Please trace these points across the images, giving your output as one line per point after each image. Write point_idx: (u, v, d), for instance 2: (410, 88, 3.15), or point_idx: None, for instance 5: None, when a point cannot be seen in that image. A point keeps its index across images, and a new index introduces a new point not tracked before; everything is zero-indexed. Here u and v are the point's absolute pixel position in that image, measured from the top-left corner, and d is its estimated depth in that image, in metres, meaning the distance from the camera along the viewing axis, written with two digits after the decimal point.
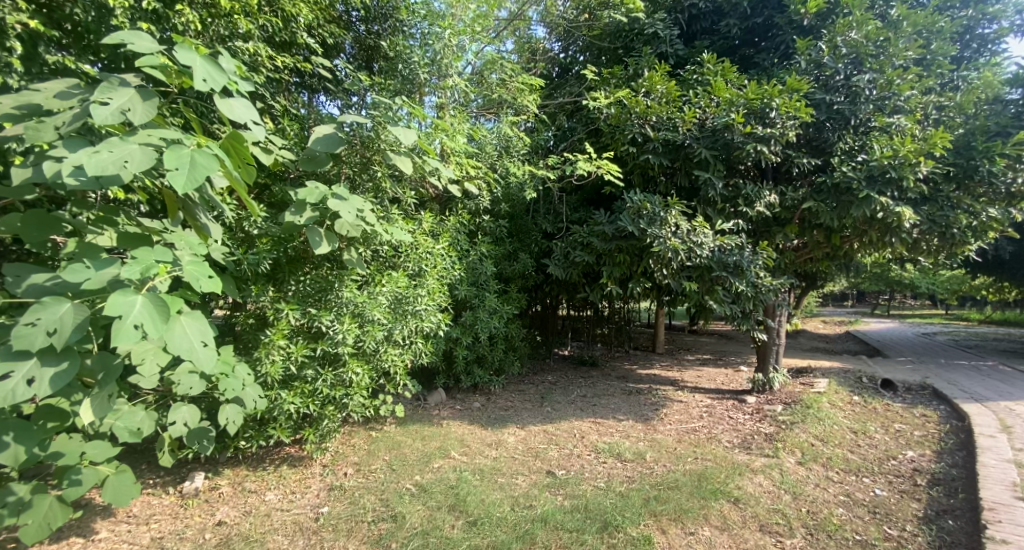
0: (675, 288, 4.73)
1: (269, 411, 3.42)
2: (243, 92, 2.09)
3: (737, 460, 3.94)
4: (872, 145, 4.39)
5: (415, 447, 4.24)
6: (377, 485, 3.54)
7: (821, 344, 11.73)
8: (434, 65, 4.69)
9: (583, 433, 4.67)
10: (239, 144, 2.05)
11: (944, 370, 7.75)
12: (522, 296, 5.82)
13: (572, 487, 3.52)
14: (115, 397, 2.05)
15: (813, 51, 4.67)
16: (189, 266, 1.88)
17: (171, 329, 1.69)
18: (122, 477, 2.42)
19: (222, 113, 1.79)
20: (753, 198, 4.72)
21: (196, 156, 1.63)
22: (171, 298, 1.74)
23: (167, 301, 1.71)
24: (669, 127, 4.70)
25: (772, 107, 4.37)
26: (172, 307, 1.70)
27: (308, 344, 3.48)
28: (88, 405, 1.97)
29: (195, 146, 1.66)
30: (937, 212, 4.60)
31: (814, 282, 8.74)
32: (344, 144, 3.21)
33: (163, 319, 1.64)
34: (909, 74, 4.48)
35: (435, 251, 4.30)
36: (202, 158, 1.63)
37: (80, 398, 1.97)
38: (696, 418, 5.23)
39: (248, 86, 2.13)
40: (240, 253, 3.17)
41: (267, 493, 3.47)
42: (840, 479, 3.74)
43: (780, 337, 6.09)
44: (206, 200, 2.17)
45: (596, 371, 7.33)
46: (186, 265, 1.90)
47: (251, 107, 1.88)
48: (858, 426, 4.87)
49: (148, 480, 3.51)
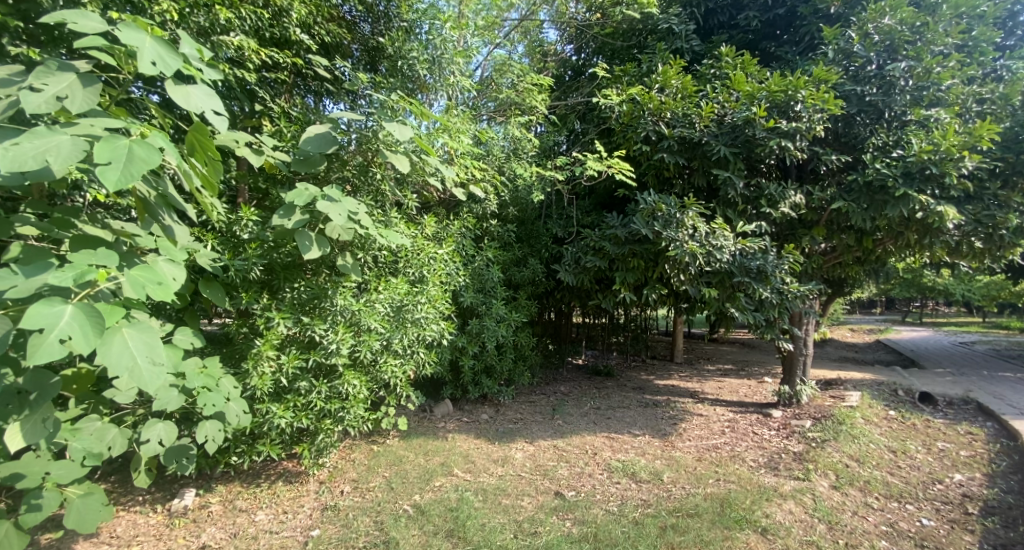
0: (693, 295, 4.46)
1: (259, 426, 3.23)
2: (211, 81, 1.90)
3: (764, 483, 3.62)
4: (910, 140, 4.07)
5: (416, 462, 4.02)
6: (374, 505, 3.33)
7: (851, 353, 11.25)
8: (434, 63, 4.38)
9: (596, 449, 4.40)
10: (202, 135, 1.86)
11: (987, 382, 7.26)
12: (533, 303, 5.57)
13: (582, 511, 3.25)
14: (52, 423, 1.92)
15: (842, 39, 4.38)
16: (134, 272, 1.72)
17: (108, 342, 1.57)
18: (90, 499, 2.22)
19: (177, 102, 1.60)
20: (777, 198, 4.41)
21: (135, 148, 1.44)
22: (110, 309, 1.61)
23: (105, 313, 1.59)
24: (686, 122, 4.43)
25: (798, 100, 4.09)
26: (109, 319, 1.58)
27: (301, 354, 3.27)
28: (14, 431, 1.83)
29: (135, 137, 1.48)
30: (981, 212, 4.25)
31: (843, 289, 8.31)
32: (338, 143, 3.05)
33: (96, 333, 1.52)
34: (949, 61, 4.15)
35: (438, 256, 4.09)
36: (141, 150, 1.45)
37: (9, 423, 1.82)
38: (718, 433, 4.92)
39: (217, 74, 1.94)
40: (227, 258, 2.99)
41: (258, 513, 3.27)
42: (880, 506, 3.42)
43: (807, 346, 5.75)
44: (168, 202, 1.99)
45: (611, 381, 7.04)
46: (131, 271, 1.73)
47: (214, 95, 1.69)
48: (897, 445, 4.51)
49: (136, 497, 3.33)
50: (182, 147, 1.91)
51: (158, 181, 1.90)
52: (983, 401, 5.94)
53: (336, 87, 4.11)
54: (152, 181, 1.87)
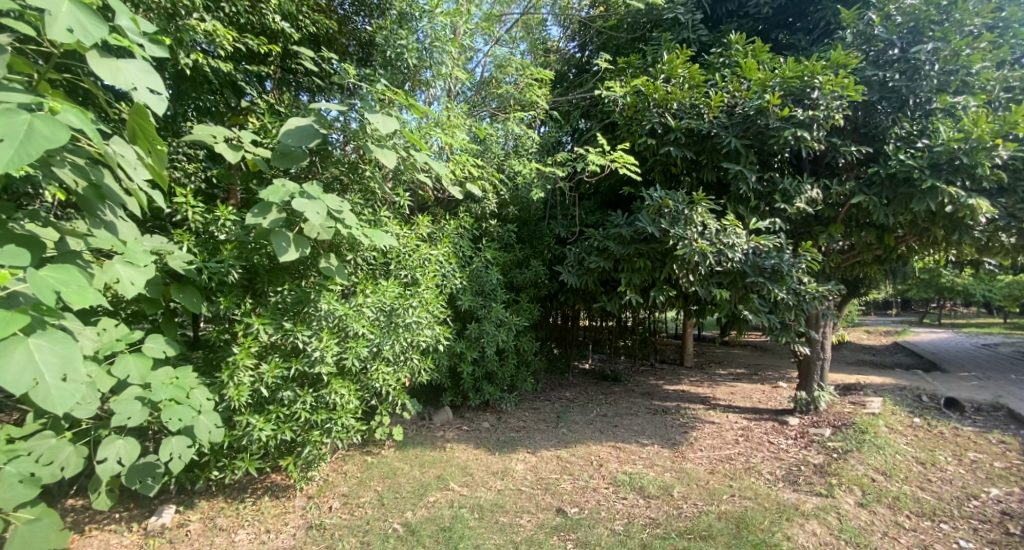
0: (704, 297, 4.21)
1: (237, 439, 2.98)
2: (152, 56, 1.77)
3: (784, 500, 3.35)
4: (936, 128, 3.83)
5: (412, 475, 3.79)
6: (362, 524, 3.10)
7: (868, 356, 10.89)
8: (427, 53, 4.14)
9: (602, 460, 4.14)
10: (145, 121, 1.68)
11: (1016, 386, 6.94)
12: (535, 306, 5.32)
13: (585, 531, 3.02)
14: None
15: (861, 22, 4.14)
16: (47, 273, 1.60)
17: (10, 353, 1.49)
18: (36, 525, 2.01)
19: (105, 77, 1.50)
20: (792, 193, 4.15)
21: (35, 125, 1.38)
22: (12, 317, 1.51)
23: (4, 320, 1.50)
24: (692, 113, 4.22)
25: (814, 86, 3.85)
26: (7, 327, 1.49)
27: (283, 363, 3.01)
28: None
29: (40, 113, 1.42)
30: (1014, 206, 3.98)
31: (860, 290, 8.02)
32: (320, 136, 2.85)
33: None
34: (980, 43, 3.90)
35: (432, 258, 3.88)
36: (43, 128, 1.39)
37: None
38: (732, 443, 4.64)
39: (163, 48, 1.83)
40: (200, 259, 2.74)
41: (239, 532, 3.02)
42: (912, 526, 3.18)
43: (824, 350, 5.47)
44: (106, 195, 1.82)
45: (618, 387, 6.78)
46: (38, 273, 1.59)
47: (149, 72, 1.60)
48: (925, 456, 4.26)
49: (111, 515, 3.08)
50: (126, 133, 1.74)
51: (93, 170, 1.72)
52: (1013, 408, 5.63)
53: (325, 83, 3.77)
54: (85, 169, 1.70)
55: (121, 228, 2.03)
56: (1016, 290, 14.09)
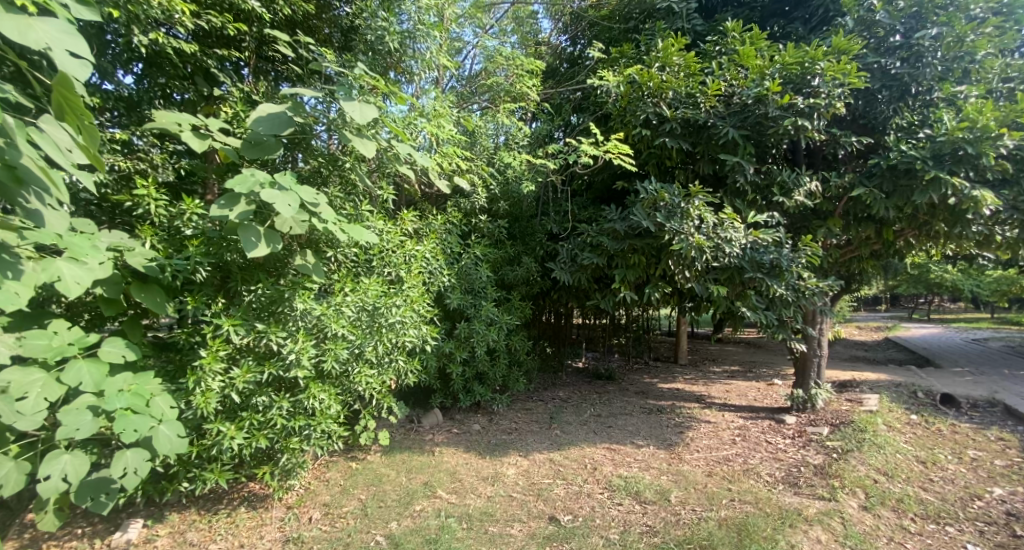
0: (700, 293, 4.06)
1: (206, 448, 2.78)
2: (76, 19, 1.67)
3: (785, 504, 3.23)
4: (939, 118, 3.72)
5: (398, 482, 3.61)
6: (343, 536, 2.92)
7: (861, 352, 10.84)
8: (412, 39, 3.96)
9: (596, 463, 3.98)
10: (68, 90, 1.51)
11: (1011, 381, 6.89)
12: (527, 304, 5.17)
13: (579, 541, 2.86)
14: None
15: (862, 8, 4.02)
16: None
17: None
18: None
19: (11, 33, 1.36)
20: (791, 186, 4.04)
21: None
22: None
23: None
24: (688, 103, 4.07)
25: (816, 73, 3.73)
26: None
27: (255, 367, 2.81)
28: None
29: None
30: (1017, 198, 3.88)
31: (853, 286, 7.96)
32: (293, 124, 2.67)
33: None
34: (985, 27, 3.78)
35: (417, 254, 3.72)
36: None
37: None
38: (729, 443, 4.52)
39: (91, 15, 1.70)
40: (163, 256, 2.53)
41: (211, 547, 2.83)
42: (918, 530, 3.07)
43: (821, 347, 5.36)
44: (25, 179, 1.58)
45: (612, 386, 6.64)
46: None
47: (69, 32, 1.47)
48: (926, 455, 4.16)
49: (73, 530, 2.87)
50: (52, 110, 1.57)
51: (8, 150, 1.49)
52: (1010, 404, 5.54)
53: (302, 70, 3.54)
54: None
55: (49, 219, 1.76)
56: (1004, 285, 14.09)
